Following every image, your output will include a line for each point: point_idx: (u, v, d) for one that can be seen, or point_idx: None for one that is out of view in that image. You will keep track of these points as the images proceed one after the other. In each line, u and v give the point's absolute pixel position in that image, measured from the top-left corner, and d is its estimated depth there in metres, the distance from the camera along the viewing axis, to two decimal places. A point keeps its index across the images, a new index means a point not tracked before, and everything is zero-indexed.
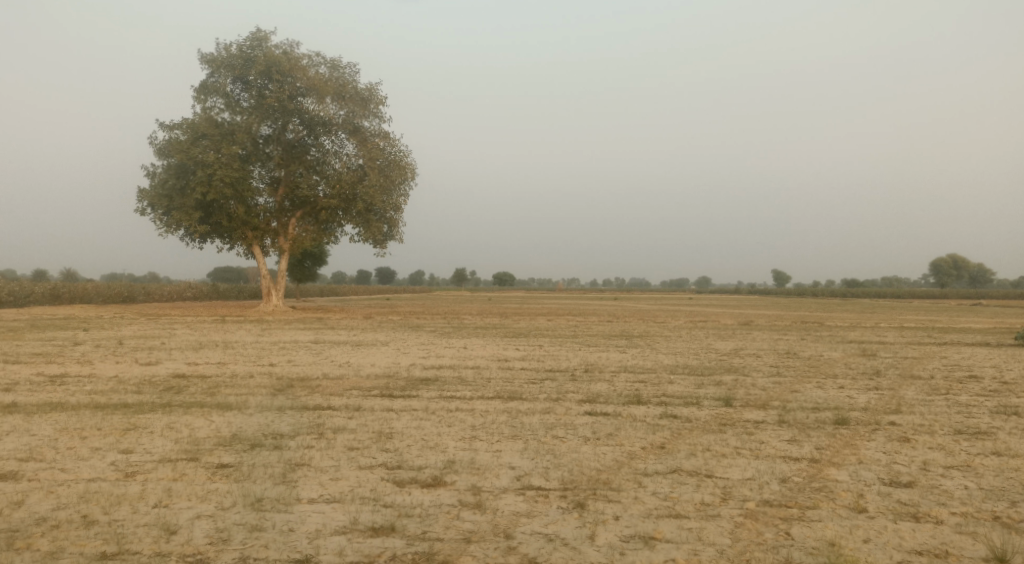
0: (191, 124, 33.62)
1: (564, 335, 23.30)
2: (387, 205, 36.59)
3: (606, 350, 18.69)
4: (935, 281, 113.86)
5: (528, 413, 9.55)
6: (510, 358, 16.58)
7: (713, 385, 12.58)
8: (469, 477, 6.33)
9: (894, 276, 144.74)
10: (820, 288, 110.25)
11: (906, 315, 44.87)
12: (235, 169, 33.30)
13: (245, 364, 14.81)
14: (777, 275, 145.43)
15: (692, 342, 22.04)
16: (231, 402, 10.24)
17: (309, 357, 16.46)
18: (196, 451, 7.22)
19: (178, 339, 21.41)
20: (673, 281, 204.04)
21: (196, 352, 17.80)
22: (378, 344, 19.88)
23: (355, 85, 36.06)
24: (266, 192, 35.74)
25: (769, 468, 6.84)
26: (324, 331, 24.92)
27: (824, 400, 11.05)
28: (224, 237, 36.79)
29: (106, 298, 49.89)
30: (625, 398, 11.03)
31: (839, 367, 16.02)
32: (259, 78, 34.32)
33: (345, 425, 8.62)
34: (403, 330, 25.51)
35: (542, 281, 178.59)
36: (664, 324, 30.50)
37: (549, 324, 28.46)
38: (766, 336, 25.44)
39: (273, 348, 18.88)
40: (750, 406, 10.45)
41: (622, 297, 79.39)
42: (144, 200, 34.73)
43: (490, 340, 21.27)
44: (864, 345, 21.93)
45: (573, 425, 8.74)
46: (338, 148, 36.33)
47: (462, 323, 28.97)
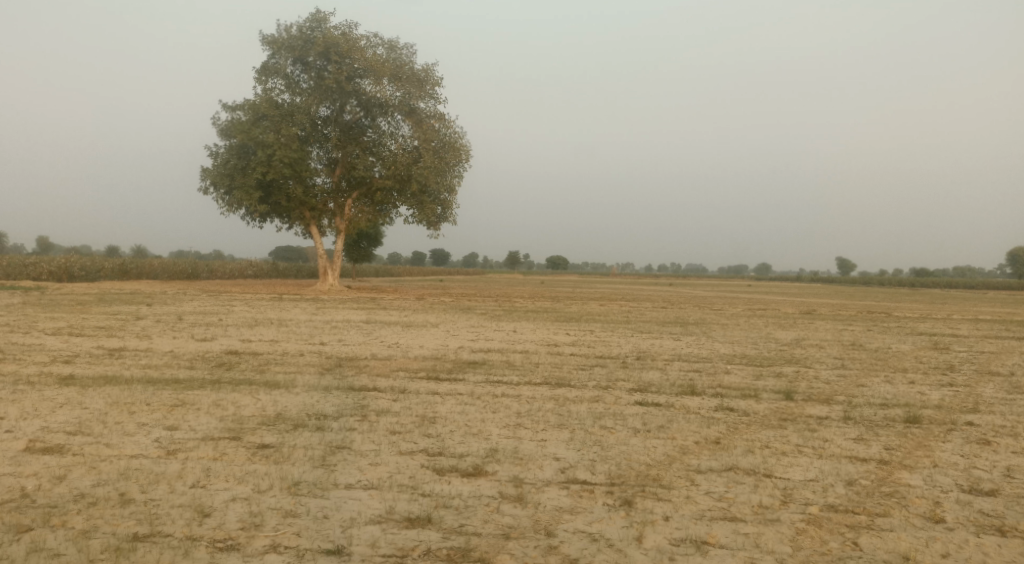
0: (252, 104, 34.08)
1: (617, 321, 22.87)
2: (442, 187, 36.53)
3: (660, 337, 18.21)
4: (1012, 272, 108.61)
5: (577, 401, 9.25)
6: (560, 343, 16.29)
7: (772, 377, 12.04)
8: (512, 467, 6.07)
9: (966, 267, 138.77)
10: (887, 278, 106.36)
11: (979, 307, 42.80)
12: (293, 149, 33.71)
13: (296, 343, 14.89)
14: (841, 263, 140.99)
15: (751, 330, 21.33)
16: (279, 381, 10.22)
17: (360, 336, 16.49)
18: (239, 430, 7.14)
19: (234, 316, 21.75)
20: (732, 268, 200.08)
21: (251, 329, 18.04)
22: (429, 325, 19.83)
23: (412, 66, 35.98)
24: (324, 173, 36.10)
25: (833, 469, 6.37)
26: (377, 311, 25.03)
27: (893, 396, 10.43)
28: (283, 216, 37.37)
29: (171, 274, 51.43)
30: (678, 388, 10.61)
31: (908, 360, 15.21)
32: (318, 59, 34.53)
33: (390, 407, 8.47)
34: (455, 312, 25.42)
35: (598, 266, 177.28)
36: (722, 311, 29.69)
37: (603, 309, 28.03)
38: (829, 326, 24.49)
39: (326, 326, 18.99)
40: (812, 400, 9.91)
41: (679, 283, 78.01)
42: (207, 179, 35.46)
43: (542, 323, 21.00)
44: (935, 338, 20.90)
45: (623, 415, 8.40)
46: (395, 129, 36.39)
47: (515, 306, 28.76)
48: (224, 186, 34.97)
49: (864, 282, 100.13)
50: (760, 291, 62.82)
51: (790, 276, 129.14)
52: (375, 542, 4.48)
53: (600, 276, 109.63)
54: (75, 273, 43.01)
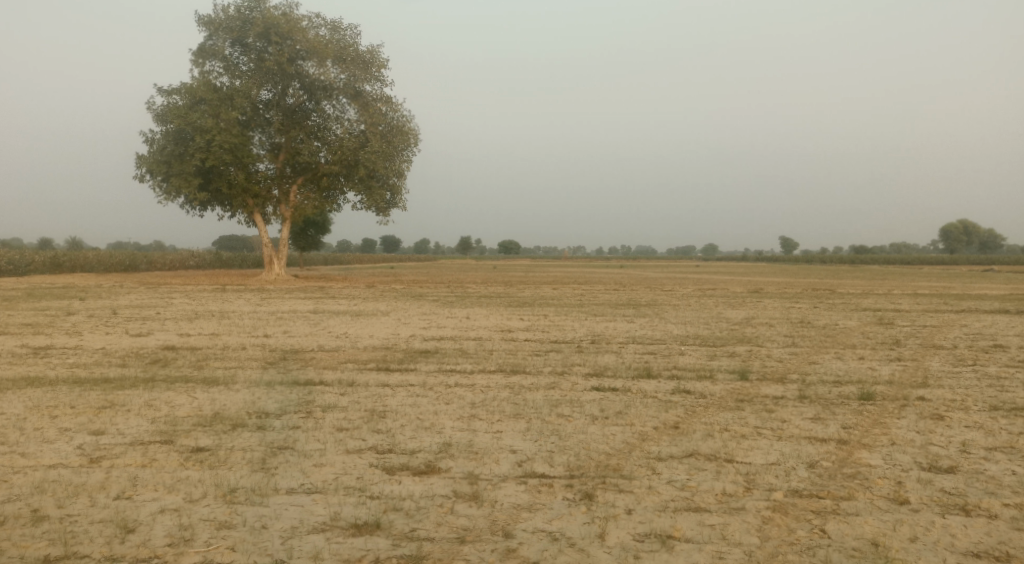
0: (188, 88, 32.76)
1: (569, 304, 22.73)
2: (390, 172, 35.77)
3: (612, 319, 18.12)
4: (945, 248, 112.73)
5: (533, 388, 9.00)
6: (513, 328, 16.03)
7: (726, 357, 11.99)
8: (466, 463, 5.77)
9: (902, 243, 143.59)
10: (828, 255, 109.16)
11: (917, 282, 44.10)
12: (234, 134, 32.59)
13: (238, 336, 14.30)
14: (784, 242, 144.38)
15: (702, 311, 21.43)
16: (219, 377, 9.71)
17: (306, 327, 15.96)
18: (172, 433, 6.68)
19: (174, 309, 20.93)
20: (679, 249, 203.09)
21: (191, 322, 17.32)
22: (379, 314, 19.38)
23: (356, 47, 35.06)
24: (267, 158, 35.02)
25: (794, 450, 6.24)
26: (325, 301, 24.43)
27: (846, 373, 10.46)
28: (224, 205, 36.17)
29: (108, 267, 49.52)
30: (634, 371, 10.46)
31: (856, 336, 15.40)
32: (258, 40, 33.36)
33: (337, 402, 8.07)
34: (406, 300, 24.94)
35: (548, 249, 177.74)
36: (672, 293, 29.88)
37: (555, 293, 27.92)
38: (778, 304, 24.84)
39: (271, 318, 18.36)
40: (767, 379, 9.86)
41: (628, 265, 78.57)
42: (142, 167, 34.06)
43: (494, 309, 20.74)
44: (879, 313, 21.35)
45: (579, 402, 8.17)
46: (340, 113, 35.45)
47: (466, 292, 28.40)
48: (161, 174, 33.63)
49: (806, 260, 102.51)
50: (708, 270, 63.69)
51: (736, 256, 131.62)
52: (317, 554, 4.13)
53: (550, 260, 109.84)
54: (4, 268, 40.99)
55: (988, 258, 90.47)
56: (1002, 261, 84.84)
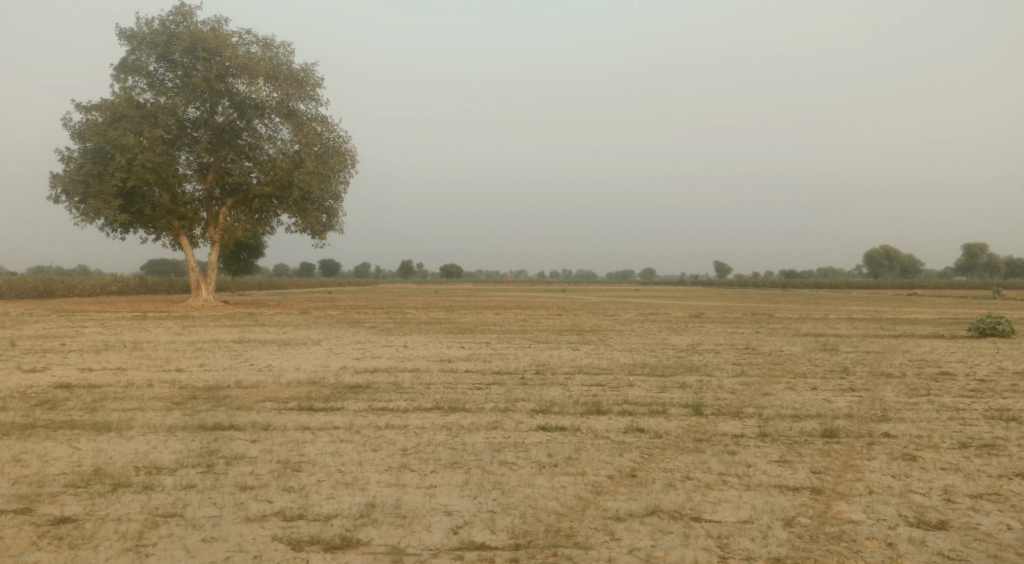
0: (108, 104, 30.92)
1: (511, 331, 21.89)
2: (325, 194, 34.58)
3: (556, 347, 17.34)
4: (870, 272, 116.57)
5: (473, 429, 8.10)
6: (452, 358, 15.05)
7: (677, 388, 11.31)
8: (389, 532, 4.84)
9: (830, 268, 148.32)
10: (761, 278, 111.57)
11: (848, 306, 45.02)
12: (158, 153, 30.86)
13: (146, 370, 12.89)
14: (719, 266, 147.30)
15: (646, 337, 20.85)
16: (113, 422, 8.47)
17: (226, 360, 14.63)
18: (35, 498, 5.55)
19: (82, 340, 19.21)
20: (618, 274, 205.43)
21: (98, 354, 15.77)
22: (309, 343, 18.14)
23: (290, 66, 33.88)
24: (194, 179, 33.32)
25: (767, 504, 5.51)
26: (252, 329, 23.01)
27: (803, 405, 9.89)
28: (148, 227, 34.21)
29: (20, 293, 46.40)
30: (582, 406, 9.65)
31: (804, 364, 14.97)
32: (184, 56, 31.82)
33: (245, 452, 7.00)
34: (339, 327, 23.69)
35: (490, 273, 177.31)
36: (614, 318, 29.37)
37: (496, 319, 27.05)
38: (720, 330, 24.53)
39: (189, 349, 16.91)
40: (724, 414, 9.17)
41: (569, 289, 78.45)
42: (58, 187, 31.93)
43: (432, 337, 19.72)
44: (822, 338, 21.18)
45: (524, 446, 7.31)
46: (272, 132, 34.09)
47: (404, 318, 27.34)
48: (78, 195, 31.57)
49: (741, 284, 104.53)
50: (646, 295, 64.11)
51: (674, 280, 133.54)
52: None
53: (491, 284, 108.96)
54: None
55: (911, 281, 93.73)
56: (924, 285, 88.15)
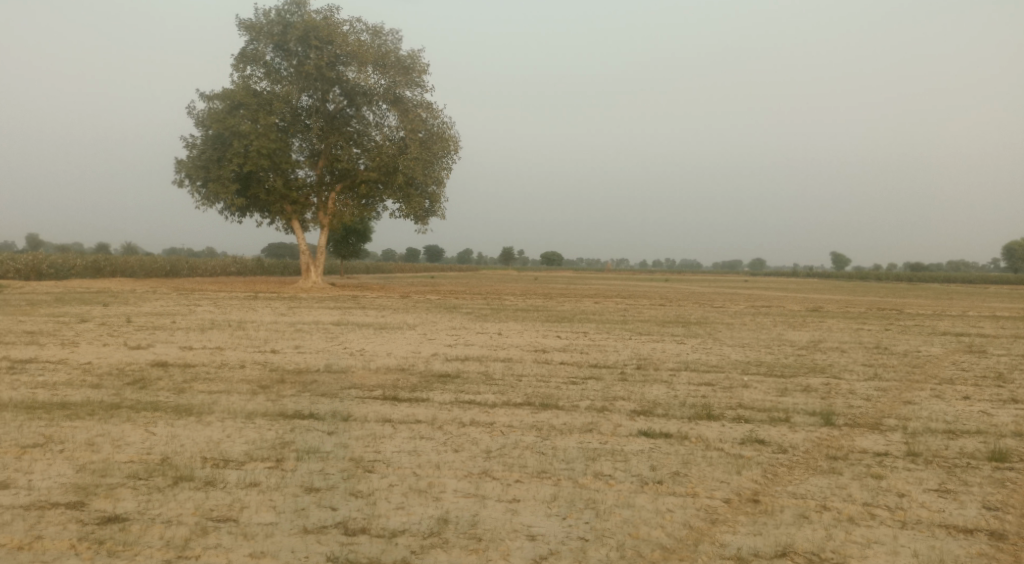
0: (227, 92, 31.87)
1: (612, 320, 20.82)
2: (429, 179, 34.51)
3: (661, 340, 16.18)
4: (1008, 267, 107.14)
5: (566, 431, 7.25)
6: (548, 348, 14.22)
7: (800, 392, 10.02)
8: (461, 559, 4.11)
9: (961, 262, 137.90)
10: (884, 271, 104.78)
11: (988, 303, 41.05)
12: (272, 139, 31.60)
13: (242, 351, 12.78)
14: (835, 258, 139.92)
15: (760, 331, 19.29)
16: (194, 405, 8.15)
17: (320, 343, 14.39)
18: (92, 489, 5.15)
19: (190, 318, 19.64)
20: (726, 264, 199.16)
21: (201, 333, 15.94)
22: (404, 328, 17.78)
23: (397, 53, 33.87)
24: (305, 165, 33.98)
25: (933, 551, 4.40)
26: (353, 312, 23.04)
27: (955, 419, 8.45)
28: (262, 211, 35.26)
29: (149, 272, 49.19)
30: (690, 409, 8.58)
31: (948, 368, 13.19)
32: (298, 45, 32.35)
33: (318, 446, 6.45)
34: (438, 312, 23.32)
35: (594, 261, 175.33)
36: (724, 309, 27.77)
37: (597, 307, 26.05)
38: (843, 325, 22.54)
39: (288, 330, 16.88)
40: (859, 427, 7.91)
41: (676, 279, 75.95)
42: (181, 171, 33.29)
43: (530, 324, 18.95)
44: (962, 338, 18.96)
45: (623, 454, 6.41)
46: (379, 119, 34.26)
47: (503, 305, 26.78)
48: (199, 179, 32.80)
49: (862, 276, 98.22)
50: (757, 285, 61.21)
51: (786, 272, 127.85)
52: None
53: (594, 272, 107.36)
54: (44, 271, 40.74)
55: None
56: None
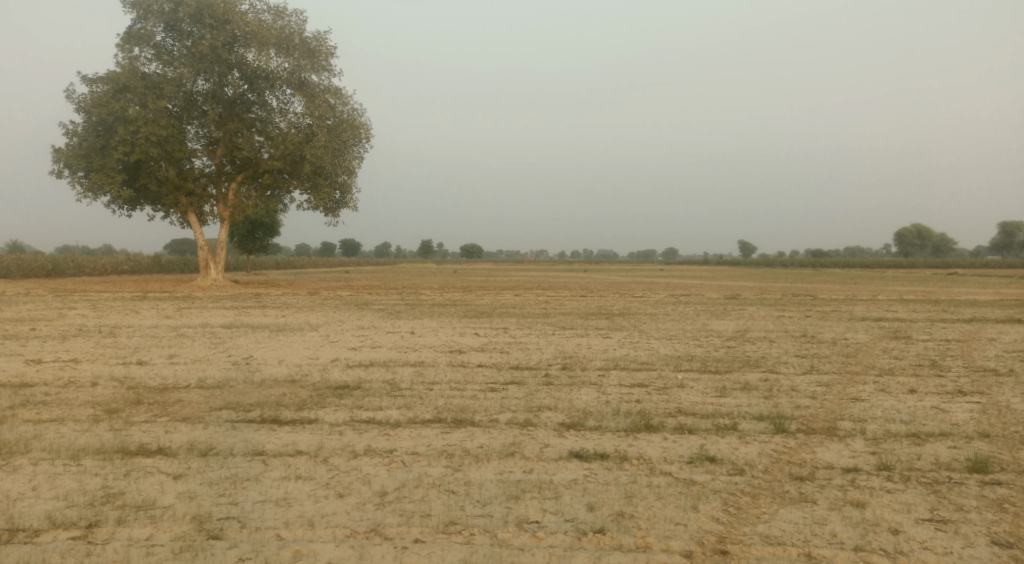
0: (111, 75, 28.91)
1: (533, 314, 19.59)
2: (339, 169, 32.48)
3: (584, 335, 15.09)
4: (900, 251, 112.62)
5: (482, 458, 5.91)
6: (465, 349, 12.85)
7: (741, 391, 9.03)
8: None
9: (857, 247, 144.52)
10: (788, 258, 108.55)
11: (892, 286, 42.20)
12: (163, 126, 28.86)
13: (102, 364, 10.87)
14: (743, 247, 144.22)
15: (685, 322, 18.49)
16: (9, 441, 6.42)
17: (201, 350, 12.54)
18: None
19: (56, 324, 17.26)
20: (638, 254, 202.65)
21: (61, 342, 13.74)
22: (306, 329, 16.07)
23: (301, 34, 31.71)
24: (202, 153, 31.28)
25: None
26: (249, 312, 21.04)
27: (913, 419, 7.59)
28: (154, 204, 32.38)
29: (29, 272, 44.91)
30: (626, 419, 7.42)
31: (884, 357, 12.55)
32: (191, 24, 29.61)
33: (154, 498, 4.93)
34: (345, 309, 21.62)
35: (511, 254, 174.90)
36: (645, 299, 27.10)
37: (517, 300, 24.90)
38: (765, 313, 22.14)
39: (169, 336, 14.89)
40: (816, 433, 6.93)
41: (591, 269, 76.11)
42: (59, 161, 30.05)
43: (444, 321, 17.51)
44: (884, 324, 18.68)
45: (554, 488, 5.15)
46: (283, 105, 31.93)
47: (418, 300, 25.25)
48: (80, 169, 29.69)
49: (768, 264, 101.17)
50: (671, 274, 61.69)
51: (697, 260, 130.78)
52: None
53: (511, 264, 106.74)
54: None
55: (945, 260, 90.00)
56: (962, 263, 84.26)
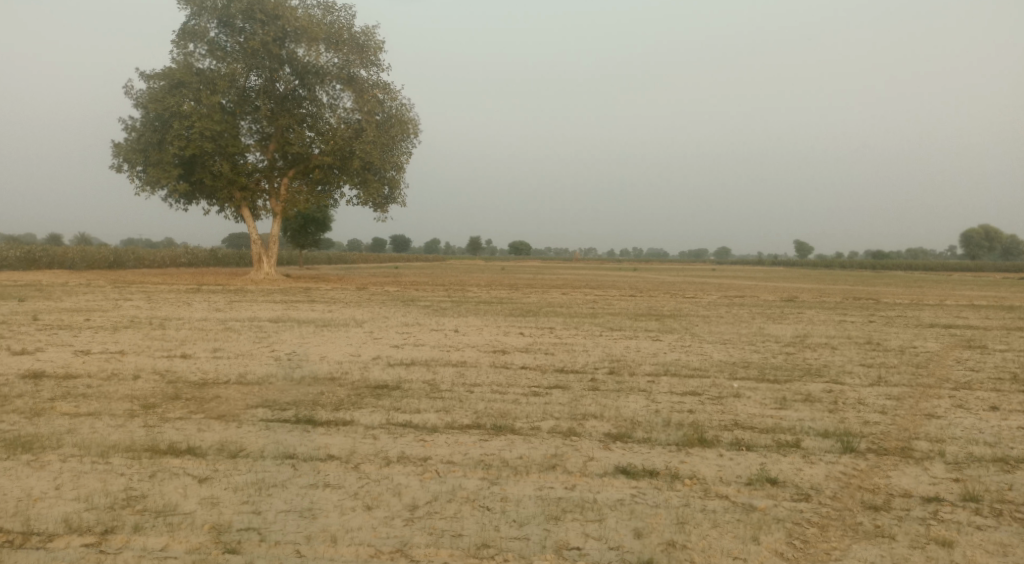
0: (167, 71, 29.43)
1: (581, 314, 19.07)
2: (387, 164, 32.52)
3: (633, 337, 14.53)
4: (967, 255, 107.98)
5: (521, 471, 5.50)
6: (509, 349, 12.45)
7: (803, 403, 8.42)
8: None
9: (919, 249, 139.32)
10: (847, 259, 105.14)
11: (960, 291, 40.21)
12: (217, 121, 29.24)
13: (146, 356, 10.80)
14: (799, 247, 140.44)
15: (739, 325, 17.76)
16: (41, 436, 6.28)
17: (245, 345, 12.43)
18: None
19: (109, 315, 17.47)
20: (691, 254, 199.46)
21: (110, 334, 13.80)
22: (350, 325, 15.89)
23: (351, 29, 31.75)
24: (255, 149, 31.63)
25: None
26: (296, 306, 21.06)
27: (998, 440, 6.90)
28: (210, 198, 32.90)
29: (92, 263, 46.24)
30: (678, 431, 6.93)
31: (958, 369, 11.69)
32: (243, 20, 29.89)
33: (174, 503, 4.66)
34: (392, 305, 21.46)
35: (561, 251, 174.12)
36: (697, 300, 26.29)
37: (564, 299, 24.38)
38: (824, 317, 21.19)
39: (216, 329, 14.89)
40: (889, 454, 6.33)
41: (639, 268, 74.83)
42: (119, 156, 30.74)
43: (490, 320, 17.14)
44: (954, 331, 17.60)
45: (599, 508, 4.72)
46: (334, 101, 32.04)
47: (464, 296, 25.00)
48: (139, 164, 30.33)
49: (826, 265, 98.12)
50: (723, 274, 60.23)
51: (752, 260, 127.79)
52: None
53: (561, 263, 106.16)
54: None
55: (1014, 264, 85.76)
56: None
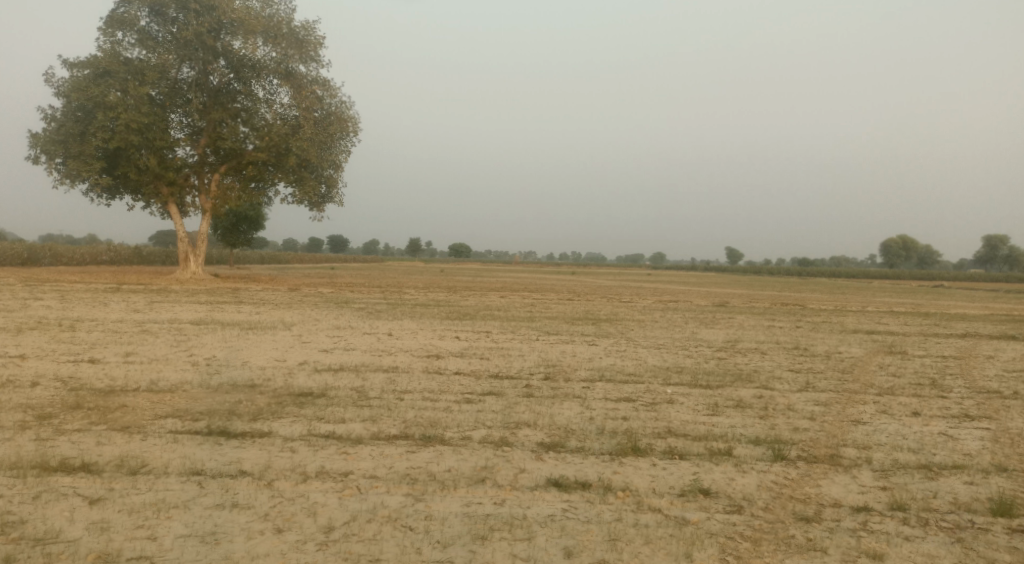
0: (92, 59, 28.02)
1: (517, 318, 18.84)
2: (324, 163, 31.73)
3: (569, 341, 14.41)
4: (886, 263, 112.56)
5: (447, 485, 5.24)
6: (443, 353, 12.13)
7: (735, 410, 8.41)
8: None
9: (843, 256, 144.72)
10: (775, 266, 108.28)
11: (881, 298, 41.72)
12: (145, 113, 27.97)
13: (50, 361, 10.07)
14: (730, 253, 144.02)
15: (674, 330, 17.87)
16: None
17: (162, 349, 11.76)
18: None
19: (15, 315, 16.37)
20: (627, 259, 202.38)
21: (15, 336, 12.88)
22: (278, 328, 15.28)
23: (290, 23, 30.88)
24: (185, 143, 30.37)
25: None
26: (223, 308, 20.22)
27: (922, 447, 6.99)
28: (134, 193, 31.44)
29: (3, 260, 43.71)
30: (611, 439, 6.77)
31: (883, 374, 11.94)
32: (177, 10, 28.72)
33: (59, 530, 4.21)
34: (324, 307, 20.82)
35: (499, 254, 174.22)
36: (633, 304, 26.44)
37: (501, 303, 24.16)
38: (755, 322, 21.58)
39: (132, 331, 14.09)
40: (819, 462, 6.31)
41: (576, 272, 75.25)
42: (36, 147, 29.05)
43: (424, 323, 16.77)
44: (878, 337, 18.10)
45: (528, 526, 4.50)
46: (270, 96, 31.10)
47: (399, 299, 24.49)
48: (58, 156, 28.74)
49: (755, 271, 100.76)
50: (657, 280, 61.04)
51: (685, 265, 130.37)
52: None
53: (498, 266, 106.03)
54: None
55: (930, 272, 89.72)
56: (946, 276, 84.04)
